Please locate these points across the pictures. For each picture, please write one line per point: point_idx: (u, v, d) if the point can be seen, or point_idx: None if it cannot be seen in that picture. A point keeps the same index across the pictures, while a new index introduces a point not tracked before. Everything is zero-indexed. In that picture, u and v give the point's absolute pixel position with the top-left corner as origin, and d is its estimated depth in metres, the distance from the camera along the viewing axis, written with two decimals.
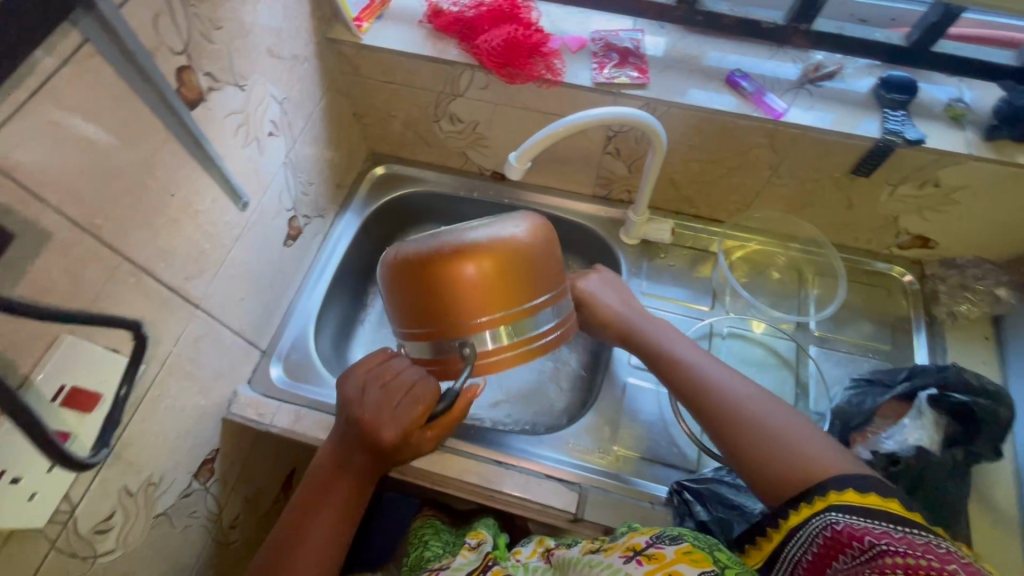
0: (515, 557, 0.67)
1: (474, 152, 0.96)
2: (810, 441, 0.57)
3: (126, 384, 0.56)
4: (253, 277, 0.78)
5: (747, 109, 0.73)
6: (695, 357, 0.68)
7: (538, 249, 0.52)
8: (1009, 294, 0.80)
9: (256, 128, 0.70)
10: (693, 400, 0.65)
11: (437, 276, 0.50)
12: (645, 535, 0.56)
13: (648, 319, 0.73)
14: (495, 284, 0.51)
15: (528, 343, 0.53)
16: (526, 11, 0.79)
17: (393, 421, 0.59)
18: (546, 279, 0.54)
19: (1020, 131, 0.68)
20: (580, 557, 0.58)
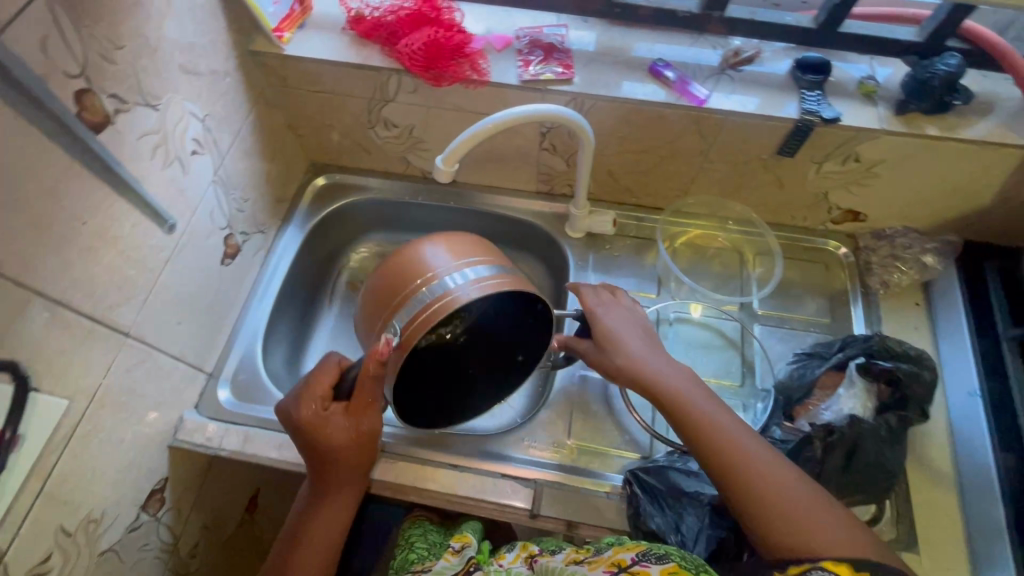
0: (497, 562, 0.64)
1: (413, 156, 0.95)
2: (817, 507, 0.54)
3: (11, 426, 0.51)
4: (190, 300, 0.77)
5: (671, 97, 0.74)
6: (707, 406, 0.62)
7: (449, 238, 0.69)
8: (935, 261, 0.83)
9: (176, 147, 0.69)
10: (703, 444, 0.60)
11: (380, 283, 0.68)
12: (630, 551, 0.55)
13: (658, 355, 0.68)
14: (415, 262, 0.66)
15: (441, 297, 0.60)
16: (448, 12, 0.79)
17: (305, 403, 0.65)
18: (465, 252, 0.67)
19: (927, 104, 0.70)
20: (562, 568, 0.58)
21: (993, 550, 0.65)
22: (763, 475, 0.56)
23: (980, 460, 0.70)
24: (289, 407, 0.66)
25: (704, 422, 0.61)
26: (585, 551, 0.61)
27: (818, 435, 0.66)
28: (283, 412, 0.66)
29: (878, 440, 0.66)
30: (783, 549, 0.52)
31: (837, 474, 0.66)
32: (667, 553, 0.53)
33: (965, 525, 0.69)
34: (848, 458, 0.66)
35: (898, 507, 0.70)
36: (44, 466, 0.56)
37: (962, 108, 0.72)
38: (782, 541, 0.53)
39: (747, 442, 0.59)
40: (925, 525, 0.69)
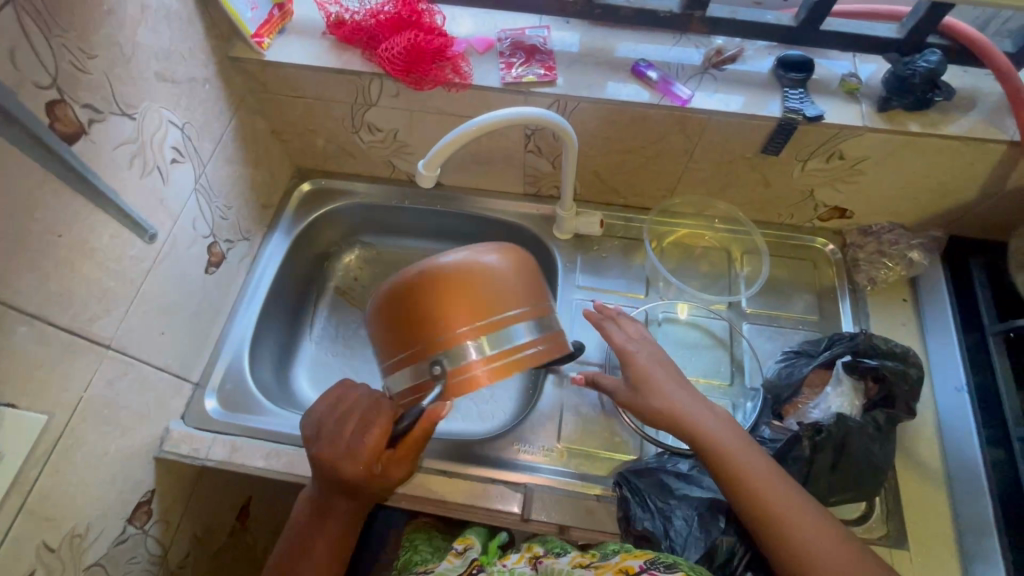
0: (499, 563, 0.61)
1: (399, 160, 0.94)
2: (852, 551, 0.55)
3: None
4: (174, 310, 0.76)
5: (654, 97, 0.74)
6: (739, 445, 0.61)
7: (509, 264, 0.60)
8: (921, 256, 0.83)
9: (155, 156, 0.68)
10: (741, 489, 0.59)
11: (417, 298, 0.58)
12: (639, 558, 0.54)
13: (688, 392, 0.65)
14: (471, 295, 0.57)
15: (504, 356, 0.58)
16: (429, 15, 0.78)
17: (352, 453, 0.57)
18: (524, 289, 0.60)
19: (909, 101, 0.70)
20: (568, 570, 0.55)
21: (982, 545, 0.65)
22: (797, 522, 0.56)
23: (969, 455, 0.70)
24: (331, 452, 0.57)
25: (741, 468, 0.59)
26: (591, 555, 0.58)
27: (807, 433, 0.66)
28: (324, 458, 0.58)
29: (865, 437, 0.66)
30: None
31: (826, 472, 0.66)
32: (677, 564, 0.53)
33: (955, 521, 0.69)
34: (837, 456, 0.66)
35: (888, 504, 0.70)
36: (24, 483, 0.56)
37: (944, 105, 0.72)
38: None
39: (787, 488, 0.58)
40: (914, 522, 0.69)
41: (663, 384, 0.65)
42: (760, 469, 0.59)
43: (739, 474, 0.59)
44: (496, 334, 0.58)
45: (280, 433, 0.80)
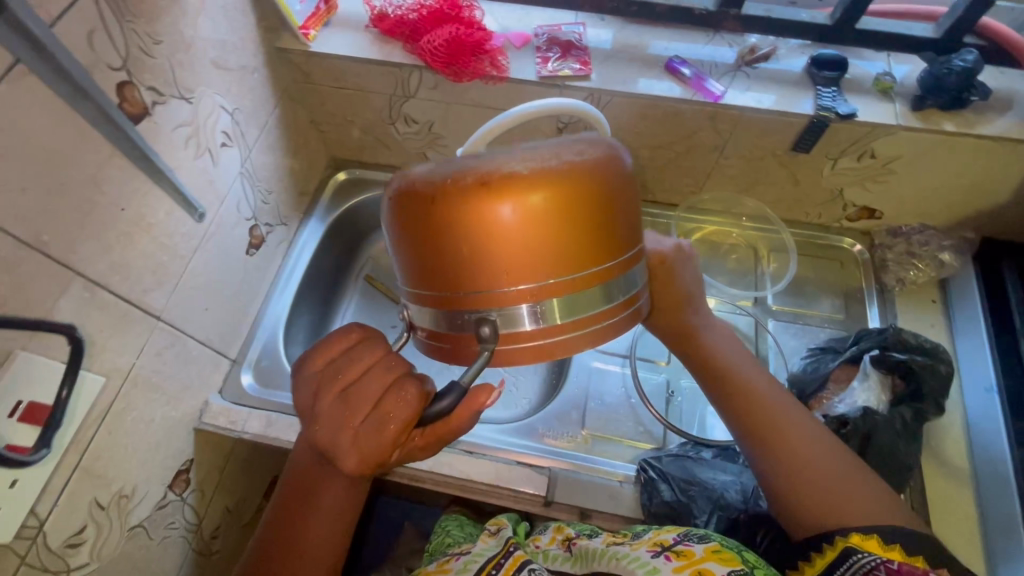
0: (534, 544, 0.66)
1: (433, 152, 0.97)
2: (854, 479, 0.56)
3: (67, 388, 0.55)
4: (216, 287, 0.79)
5: (686, 93, 0.75)
6: (740, 362, 0.65)
7: (609, 191, 0.42)
8: (952, 257, 0.83)
9: (207, 139, 0.71)
10: (748, 417, 0.61)
11: (469, 224, 0.40)
12: (672, 532, 0.58)
13: (699, 309, 0.67)
14: (549, 235, 0.41)
15: (574, 324, 0.44)
16: (469, 10, 0.80)
17: (364, 442, 0.49)
18: (621, 228, 0.43)
19: (945, 100, 0.71)
20: (604, 550, 0.59)
21: (1009, 544, 0.65)
22: (792, 443, 0.58)
23: (997, 456, 0.70)
24: (332, 436, 0.50)
25: (740, 381, 0.63)
26: (625, 535, 0.61)
27: (832, 425, 0.68)
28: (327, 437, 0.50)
29: (892, 432, 0.66)
30: (808, 523, 0.55)
31: None
32: (709, 535, 0.56)
33: (981, 521, 0.69)
34: (861, 450, 0.66)
35: (913, 502, 0.70)
36: (81, 440, 0.59)
37: (979, 105, 0.72)
38: (809, 512, 0.55)
39: (783, 408, 0.61)
40: (939, 521, 0.69)
41: (686, 299, 0.66)
42: (757, 388, 0.62)
43: (738, 388, 0.63)
44: (571, 299, 0.42)
45: None
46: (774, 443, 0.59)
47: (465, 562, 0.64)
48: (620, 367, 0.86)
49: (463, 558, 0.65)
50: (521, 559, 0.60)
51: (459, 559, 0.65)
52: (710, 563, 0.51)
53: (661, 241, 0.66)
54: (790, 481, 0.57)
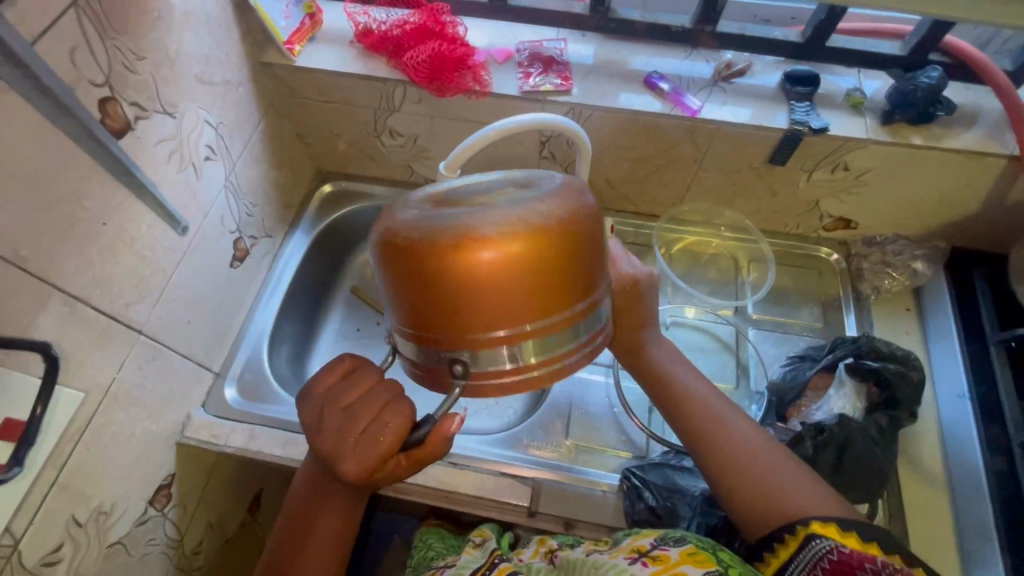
0: (518, 558, 0.66)
1: (418, 165, 0.98)
2: (788, 469, 0.59)
3: (42, 403, 0.54)
4: (199, 301, 0.79)
5: (664, 107, 0.77)
6: (678, 369, 0.68)
7: (580, 235, 0.42)
8: (925, 266, 0.85)
9: (191, 153, 0.72)
10: (699, 438, 0.63)
11: (443, 272, 0.41)
12: (649, 537, 0.58)
13: (657, 329, 0.69)
14: (523, 287, 0.41)
15: (545, 362, 0.44)
16: (452, 26, 0.82)
17: (363, 452, 0.50)
18: (590, 269, 0.44)
19: (913, 114, 0.73)
20: (583, 559, 0.58)
21: (982, 548, 0.67)
22: (734, 439, 0.62)
23: (969, 461, 0.72)
24: (335, 446, 0.52)
25: (680, 391, 0.67)
26: (604, 543, 0.61)
27: (809, 433, 0.68)
28: (326, 450, 0.52)
29: (867, 439, 0.68)
30: (766, 519, 0.56)
31: (829, 472, 0.67)
32: (684, 537, 0.56)
33: (955, 525, 0.70)
34: (839, 457, 0.67)
35: (890, 507, 0.71)
36: (59, 456, 0.58)
37: (946, 119, 0.74)
38: (760, 504, 0.57)
39: (720, 412, 0.64)
40: (914, 524, 0.70)
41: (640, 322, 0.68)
42: (696, 396, 0.66)
43: (674, 398, 0.66)
44: (542, 341, 0.43)
45: (297, 423, 0.82)
46: (716, 444, 0.62)
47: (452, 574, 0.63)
48: (603, 377, 0.86)
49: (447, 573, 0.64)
50: (505, 571, 0.60)
51: (445, 572, 0.65)
52: (686, 566, 0.51)
53: (636, 265, 0.66)
54: (739, 476, 0.59)
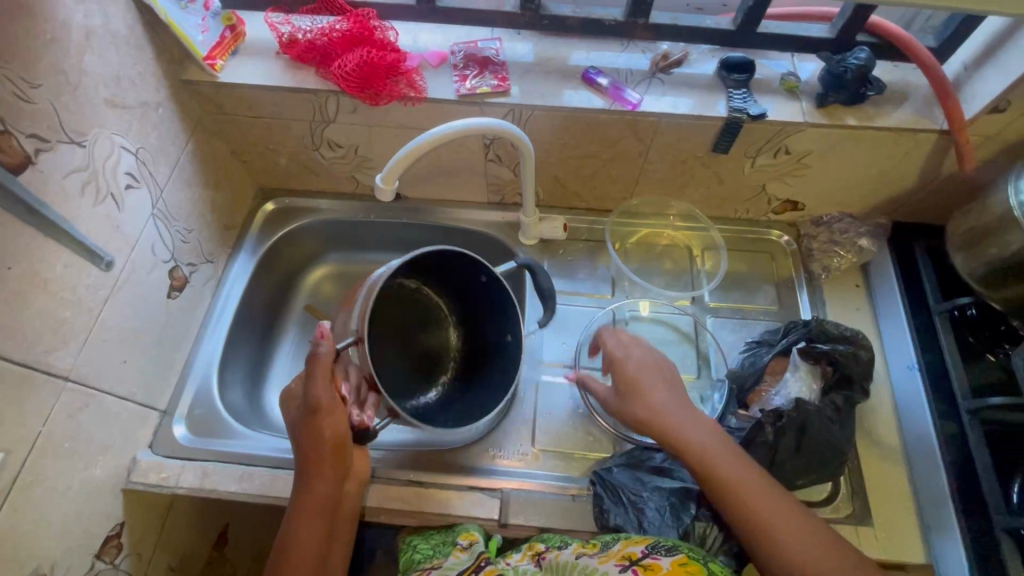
0: (505, 560, 0.65)
1: (362, 175, 0.95)
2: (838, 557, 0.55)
3: None
4: (135, 339, 0.75)
5: (604, 103, 0.76)
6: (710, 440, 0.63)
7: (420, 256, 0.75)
8: (870, 243, 0.87)
9: (108, 182, 0.67)
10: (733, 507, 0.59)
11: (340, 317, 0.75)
12: (639, 545, 0.59)
13: (679, 403, 0.66)
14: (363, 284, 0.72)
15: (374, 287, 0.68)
16: (381, 31, 0.79)
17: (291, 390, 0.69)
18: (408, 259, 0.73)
19: (846, 96, 0.74)
20: (575, 562, 0.59)
21: (940, 515, 0.69)
22: (790, 526, 0.57)
23: (923, 431, 0.74)
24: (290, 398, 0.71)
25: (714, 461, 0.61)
26: (592, 546, 0.62)
27: (769, 419, 0.69)
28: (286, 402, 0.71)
29: (824, 420, 0.69)
30: None
31: (790, 456, 0.68)
32: (676, 547, 0.58)
33: (914, 494, 0.72)
34: (798, 440, 0.68)
35: (852, 483, 0.73)
36: None
37: (877, 98, 0.76)
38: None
39: (779, 496, 0.59)
40: (874, 498, 0.72)
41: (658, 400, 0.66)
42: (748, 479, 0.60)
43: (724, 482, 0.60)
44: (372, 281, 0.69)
45: (254, 455, 0.79)
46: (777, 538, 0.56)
47: None
48: (567, 378, 0.85)
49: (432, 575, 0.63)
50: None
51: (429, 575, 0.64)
52: None
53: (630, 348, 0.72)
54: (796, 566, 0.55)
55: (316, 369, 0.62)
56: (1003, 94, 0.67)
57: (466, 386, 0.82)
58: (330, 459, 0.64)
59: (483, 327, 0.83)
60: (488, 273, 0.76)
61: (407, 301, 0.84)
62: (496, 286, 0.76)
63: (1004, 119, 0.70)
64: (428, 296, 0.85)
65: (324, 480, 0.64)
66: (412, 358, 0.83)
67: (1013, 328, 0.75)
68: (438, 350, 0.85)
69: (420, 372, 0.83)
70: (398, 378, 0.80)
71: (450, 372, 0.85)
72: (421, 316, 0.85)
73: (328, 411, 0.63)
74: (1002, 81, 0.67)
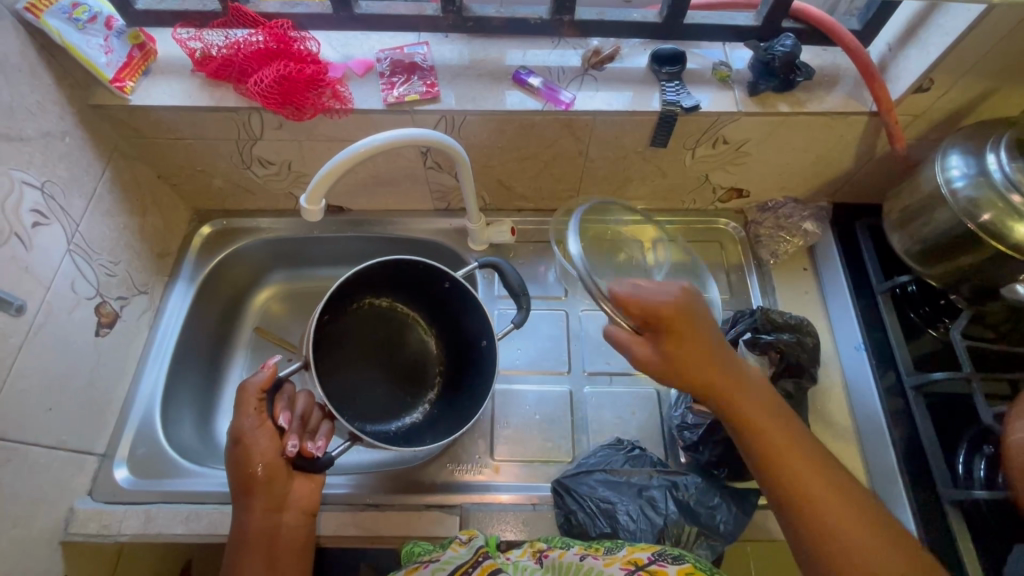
0: (505, 556, 0.57)
1: (300, 191, 0.91)
2: (874, 537, 0.51)
3: None
4: (61, 383, 0.70)
5: (538, 105, 0.74)
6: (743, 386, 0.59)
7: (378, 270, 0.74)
8: (814, 225, 0.87)
9: (9, 221, 0.63)
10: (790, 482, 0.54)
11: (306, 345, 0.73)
12: (646, 550, 0.53)
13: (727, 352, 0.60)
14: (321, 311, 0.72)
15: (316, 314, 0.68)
16: (301, 42, 0.75)
17: None
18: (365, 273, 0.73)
19: (776, 83, 0.74)
20: (578, 563, 0.53)
21: (890, 493, 0.70)
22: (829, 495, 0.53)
23: (872, 408, 0.75)
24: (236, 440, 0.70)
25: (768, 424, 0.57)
26: (595, 548, 0.56)
27: None
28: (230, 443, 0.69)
29: None
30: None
31: None
32: (683, 555, 0.52)
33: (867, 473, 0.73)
34: None
35: None
36: None
37: (807, 83, 0.76)
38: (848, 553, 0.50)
39: (822, 472, 0.54)
40: None
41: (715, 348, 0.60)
42: (785, 436, 0.56)
43: (762, 439, 0.56)
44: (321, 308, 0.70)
45: (204, 494, 0.75)
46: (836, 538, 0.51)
47: (432, 569, 0.54)
48: (523, 385, 0.83)
49: (428, 568, 0.55)
50: (490, 568, 0.52)
51: (426, 566, 0.55)
52: None
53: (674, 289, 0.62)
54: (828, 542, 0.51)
55: (245, 398, 0.63)
56: (925, 72, 0.68)
57: (451, 397, 0.80)
58: (257, 488, 0.62)
59: (459, 335, 0.80)
60: (451, 279, 0.74)
61: (380, 322, 0.81)
62: (460, 292, 0.74)
63: (929, 97, 0.71)
64: (403, 313, 0.83)
65: (253, 513, 0.62)
66: (397, 379, 0.80)
67: (952, 301, 0.77)
68: (422, 363, 0.83)
69: (405, 392, 0.80)
70: (380, 403, 0.78)
71: (436, 385, 0.82)
72: (398, 335, 0.82)
73: (249, 440, 0.62)
74: (923, 60, 0.68)
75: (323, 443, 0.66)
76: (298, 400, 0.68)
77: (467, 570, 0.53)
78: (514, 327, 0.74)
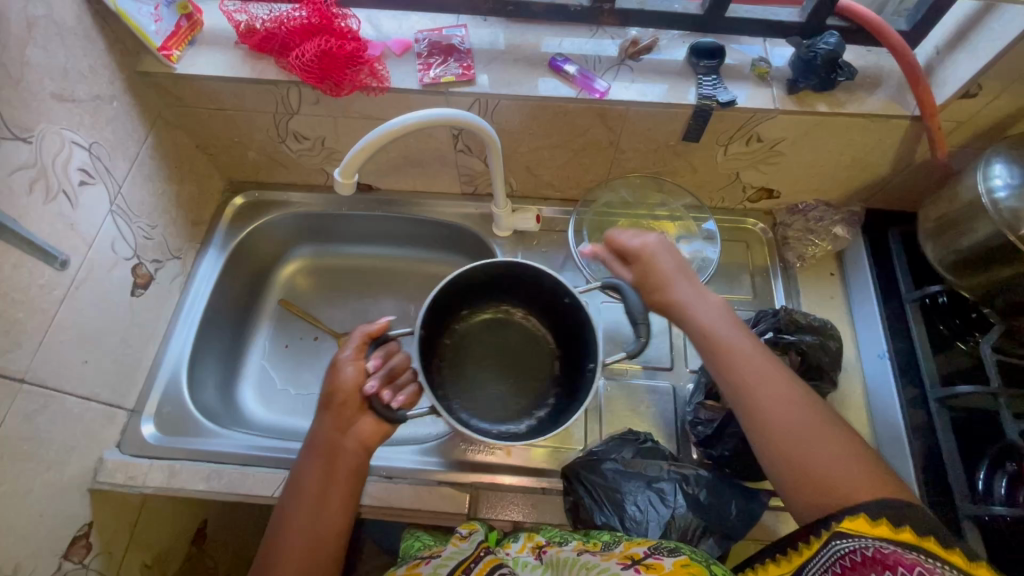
0: (504, 552, 0.59)
1: (332, 168, 0.93)
2: (823, 445, 0.53)
3: None
4: (98, 338, 0.73)
5: (572, 92, 0.74)
6: (715, 319, 0.63)
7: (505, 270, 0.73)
8: (844, 230, 0.86)
9: (59, 179, 0.66)
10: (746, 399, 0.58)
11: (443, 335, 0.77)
12: (642, 545, 0.54)
13: (686, 283, 0.66)
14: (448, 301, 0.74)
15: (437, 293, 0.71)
16: (342, 19, 0.76)
17: None
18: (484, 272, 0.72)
19: (817, 82, 0.72)
20: (575, 559, 0.54)
21: None
22: (805, 442, 0.53)
23: (892, 418, 0.74)
24: None
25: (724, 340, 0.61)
26: (593, 544, 0.57)
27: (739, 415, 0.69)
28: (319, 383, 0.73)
29: None
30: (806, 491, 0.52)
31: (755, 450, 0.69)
32: (679, 548, 0.53)
33: None
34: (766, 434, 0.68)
35: None
36: None
37: (848, 84, 0.74)
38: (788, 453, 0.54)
39: (787, 387, 0.58)
40: None
41: (668, 278, 0.66)
42: (746, 355, 0.60)
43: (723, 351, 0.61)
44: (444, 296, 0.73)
45: (224, 454, 0.78)
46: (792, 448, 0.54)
47: (434, 567, 0.55)
48: None
49: (430, 564, 0.55)
50: (493, 564, 0.53)
51: (428, 562, 0.56)
52: None
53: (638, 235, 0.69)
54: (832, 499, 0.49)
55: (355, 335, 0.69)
56: (974, 77, 0.66)
57: (558, 414, 0.72)
58: (331, 409, 0.64)
59: (578, 352, 0.74)
60: (570, 296, 0.69)
61: (513, 329, 0.81)
62: (576, 310, 0.70)
63: (975, 104, 0.69)
64: (533, 326, 0.80)
65: (323, 429, 0.64)
66: (515, 387, 0.77)
67: (983, 316, 0.75)
68: (544, 376, 0.78)
69: (522, 399, 0.76)
70: (496, 404, 0.75)
71: (550, 402, 0.75)
72: (524, 348, 0.80)
73: (340, 367, 0.66)
74: (972, 65, 0.66)
75: (401, 400, 0.65)
76: (395, 356, 0.69)
77: (468, 565, 0.54)
78: (625, 357, 0.62)
